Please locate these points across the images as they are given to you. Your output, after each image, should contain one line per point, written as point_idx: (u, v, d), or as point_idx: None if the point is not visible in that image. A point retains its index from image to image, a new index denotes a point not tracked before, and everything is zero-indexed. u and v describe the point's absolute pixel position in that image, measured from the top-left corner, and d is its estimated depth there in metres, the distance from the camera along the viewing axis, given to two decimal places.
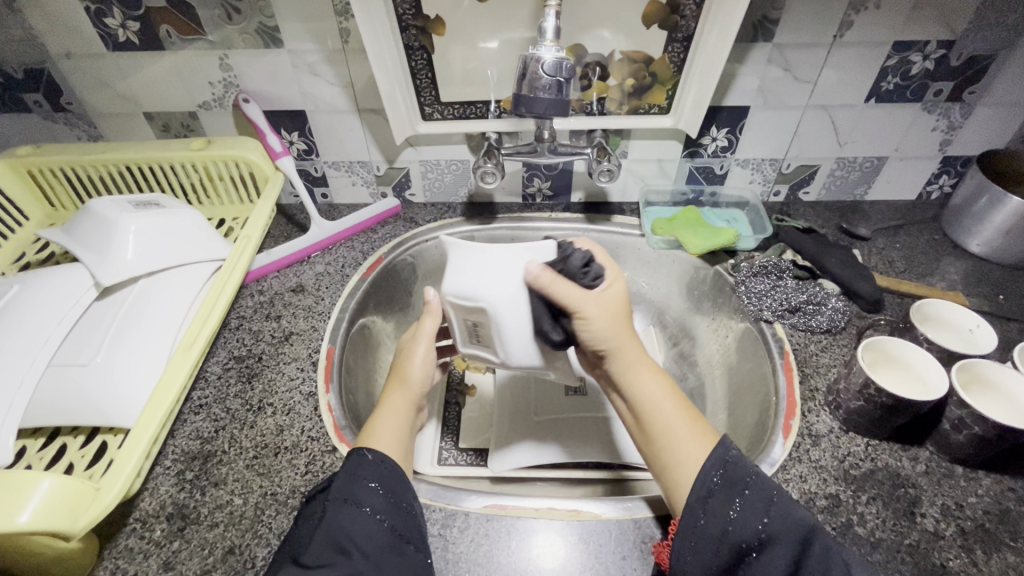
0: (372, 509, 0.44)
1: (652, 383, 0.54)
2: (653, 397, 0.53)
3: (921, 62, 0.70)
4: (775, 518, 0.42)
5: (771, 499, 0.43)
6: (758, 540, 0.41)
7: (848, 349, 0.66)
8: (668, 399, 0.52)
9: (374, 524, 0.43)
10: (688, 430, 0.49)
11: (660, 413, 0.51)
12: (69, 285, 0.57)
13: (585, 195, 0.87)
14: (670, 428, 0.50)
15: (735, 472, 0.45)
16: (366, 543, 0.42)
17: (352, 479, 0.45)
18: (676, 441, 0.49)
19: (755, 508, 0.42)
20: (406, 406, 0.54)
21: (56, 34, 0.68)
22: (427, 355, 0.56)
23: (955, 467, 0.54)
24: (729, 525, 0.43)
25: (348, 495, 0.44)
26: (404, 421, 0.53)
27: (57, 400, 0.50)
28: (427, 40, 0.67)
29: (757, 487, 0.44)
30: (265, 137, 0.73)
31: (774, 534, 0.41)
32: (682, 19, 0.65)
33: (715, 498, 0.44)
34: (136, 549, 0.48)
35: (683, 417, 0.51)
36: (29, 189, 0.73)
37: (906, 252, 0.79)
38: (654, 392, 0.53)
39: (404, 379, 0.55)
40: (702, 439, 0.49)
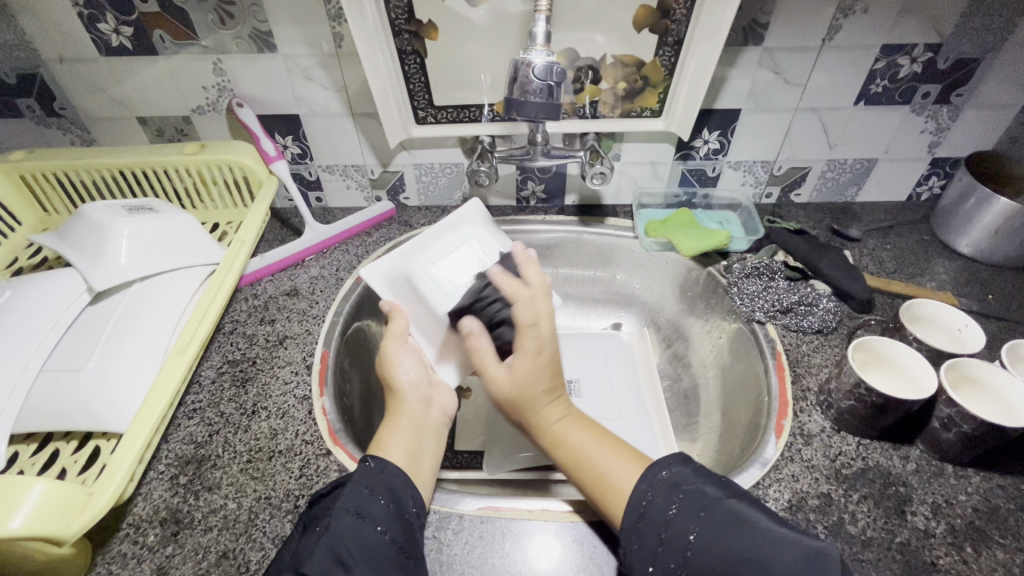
0: (374, 522, 0.43)
1: (571, 422, 0.53)
2: (565, 438, 0.52)
3: (909, 65, 0.71)
4: (704, 529, 0.41)
5: (701, 513, 0.42)
6: (686, 557, 0.40)
7: (840, 349, 0.66)
8: (594, 441, 0.51)
9: (374, 536, 0.42)
10: (615, 456, 0.50)
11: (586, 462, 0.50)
12: (63, 290, 0.57)
13: (578, 197, 0.88)
14: (592, 465, 0.50)
15: (664, 491, 0.44)
16: (363, 560, 0.41)
17: (356, 490, 0.45)
18: (595, 472, 0.49)
19: (686, 521, 0.42)
20: (412, 417, 0.55)
21: (49, 38, 0.68)
22: (406, 356, 0.57)
23: (945, 466, 0.54)
24: (659, 546, 0.42)
25: (353, 506, 0.44)
26: (410, 430, 0.53)
27: (51, 405, 0.50)
28: (420, 45, 0.68)
29: (690, 501, 0.43)
30: (259, 141, 0.73)
31: (704, 547, 0.40)
32: (673, 23, 0.66)
33: (647, 520, 0.44)
34: (130, 554, 0.48)
35: (609, 452, 0.50)
36: (21, 194, 0.73)
37: (896, 252, 0.80)
38: (574, 433, 0.52)
39: (397, 393, 0.56)
40: (626, 464, 0.49)
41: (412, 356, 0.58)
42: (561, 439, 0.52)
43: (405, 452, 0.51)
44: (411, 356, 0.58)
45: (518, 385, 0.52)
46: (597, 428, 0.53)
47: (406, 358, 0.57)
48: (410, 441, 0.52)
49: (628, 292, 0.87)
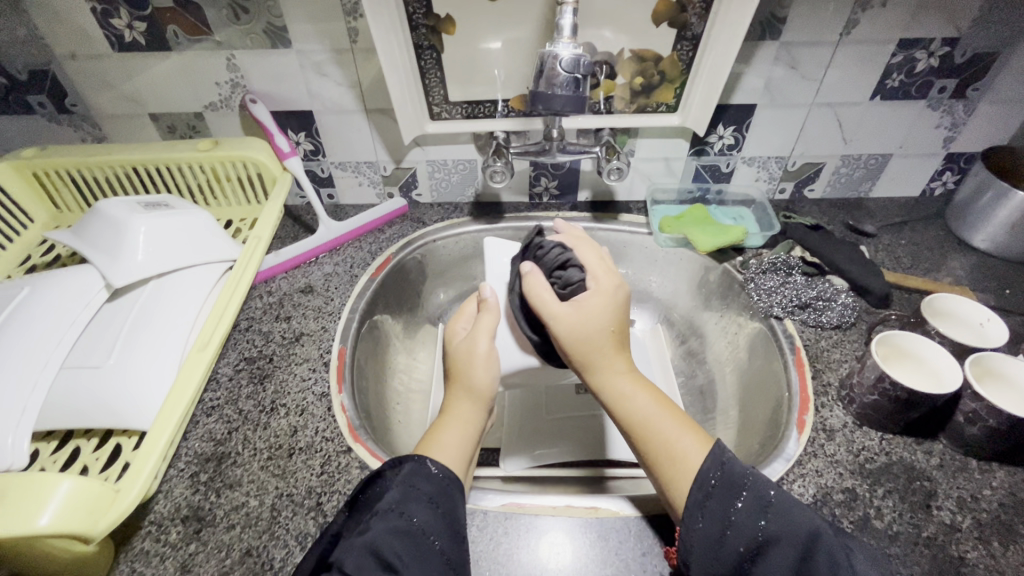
0: (425, 531, 0.42)
1: (638, 386, 0.52)
2: (630, 401, 0.51)
3: (926, 59, 0.71)
4: (775, 520, 0.40)
5: (770, 500, 0.41)
6: (756, 541, 0.40)
7: (859, 344, 0.66)
8: (659, 410, 0.50)
9: (427, 546, 0.42)
10: (683, 432, 0.48)
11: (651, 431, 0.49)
12: (81, 287, 0.57)
13: (591, 194, 0.88)
14: (658, 436, 0.49)
15: (733, 475, 0.43)
16: (415, 562, 0.40)
17: (411, 492, 0.44)
18: (663, 444, 0.48)
19: (753, 507, 0.41)
20: (471, 412, 0.54)
21: (61, 34, 0.67)
22: (486, 358, 0.55)
23: (969, 460, 0.54)
24: (728, 529, 0.41)
25: (401, 507, 0.43)
26: (468, 427, 0.53)
27: (71, 402, 0.50)
28: (436, 40, 0.67)
29: (756, 491, 0.42)
30: (273, 137, 0.73)
31: (776, 535, 0.39)
32: (690, 18, 0.65)
33: (714, 501, 0.42)
34: (153, 552, 0.48)
35: (675, 426, 0.49)
36: (34, 191, 0.72)
37: (911, 248, 0.80)
38: (639, 401, 0.51)
39: (465, 385, 0.55)
40: (693, 441, 0.48)
41: (490, 360, 0.56)
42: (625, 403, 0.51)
43: (460, 452, 0.50)
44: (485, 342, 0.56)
45: (586, 329, 0.53)
46: (665, 400, 0.52)
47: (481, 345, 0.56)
48: (465, 440, 0.52)
49: (641, 289, 0.87)
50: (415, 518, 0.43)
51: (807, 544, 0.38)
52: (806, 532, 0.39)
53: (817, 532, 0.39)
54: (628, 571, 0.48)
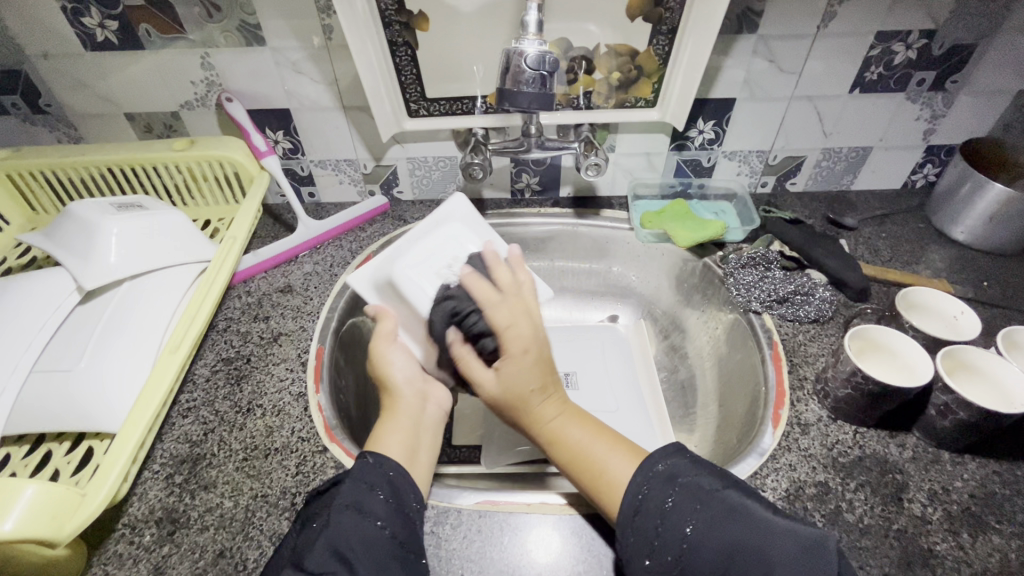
0: (373, 516, 0.43)
1: (566, 418, 0.51)
2: (564, 434, 0.51)
3: (904, 51, 0.71)
4: (702, 522, 0.41)
5: (697, 505, 0.42)
6: (682, 549, 0.41)
7: (836, 338, 0.66)
8: (590, 437, 0.50)
9: (374, 531, 0.43)
10: (612, 453, 0.49)
11: (580, 460, 0.49)
12: (54, 289, 0.57)
13: (574, 189, 0.87)
14: (590, 463, 0.49)
15: (659, 487, 0.44)
16: (366, 553, 0.41)
17: (363, 488, 0.45)
18: (593, 472, 0.48)
19: (688, 511, 0.42)
20: (407, 411, 0.53)
21: (33, 35, 0.67)
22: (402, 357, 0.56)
23: (942, 453, 0.54)
24: (655, 540, 0.42)
25: (355, 502, 0.44)
26: (409, 424, 0.53)
27: (42, 406, 0.50)
28: (411, 36, 0.67)
29: (686, 492, 0.43)
30: (249, 136, 0.72)
31: (699, 540, 0.41)
32: (667, 11, 0.65)
33: (642, 514, 0.44)
34: (126, 555, 0.48)
35: (604, 448, 0.49)
36: (8, 193, 0.71)
37: (892, 241, 0.80)
38: (571, 432, 0.50)
39: (390, 389, 0.54)
40: (623, 457, 0.48)
41: (404, 356, 0.56)
42: (561, 437, 0.51)
43: (405, 445, 0.51)
44: (402, 353, 0.56)
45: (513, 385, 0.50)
46: (587, 418, 0.52)
47: (398, 356, 0.56)
48: (406, 430, 0.52)
49: (624, 284, 0.87)
50: (371, 509, 0.44)
51: (753, 536, 0.40)
52: (733, 539, 0.40)
53: (750, 537, 0.40)
54: (601, 566, 0.48)
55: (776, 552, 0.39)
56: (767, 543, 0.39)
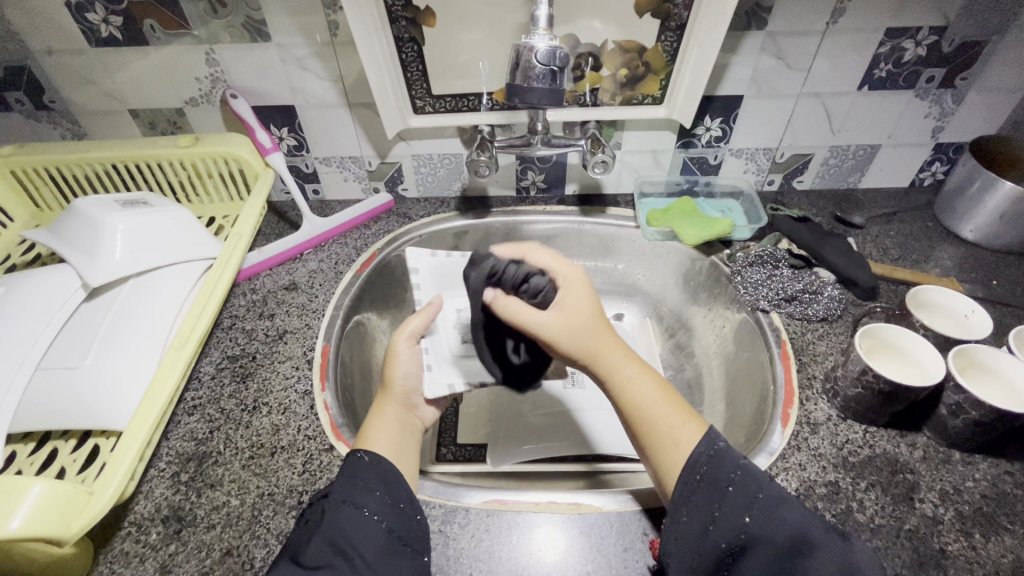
0: (369, 509, 0.43)
1: (636, 368, 0.52)
2: (633, 385, 0.51)
3: (914, 48, 0.70)
4: (758, 513, 0.41)
5: (756, 495, 0.42)
6: (740, 539, 0.40)
7: (844, 337, 0.66)
8: (657, 395, 0.51)
9: (370, 525, 0.43)
10: (678, 418, 0.49)
11: (649, 415, 0.50)
12: (59, 286, 0.56)
13: (579, 187, 0.87)
14: (658, 422, 0.49)
15: (721, 468, 0.44)
16: (368, 549, 0.41)
17: (355, 481, 0.45)
18: (660, 429, 0.49)
19: (754, 500, 0.41)
20: (391, 406, 0.56)
21: (36, 30, 0.66)
22: (409, 358, 0.59)
23: (952, 452, 0.54)
24: (711, 526, 0.42)
25: (349, 496, 0.44)
26: (393, 421, 0.55)
27: (47, 403, 0.49)
28: (417, 32, 0.66)
29: (746, 480, 0.43)
30: (254, 133, 0.72)
31: (756, 533, 0.40)
32: (675, 7, 0.64)
33: (700, 494, 0.43)
34: (132, 553, 0.47)
35: (672, 411, 0.50)
36: (12, 189, 0.71)
37: (900, 239, 0.79)
38: (641, 385, 0.51)
39: (385, 386, 0.57)
40: (694, 430, 0.48)
41: (414, 360, 0.59)
42: (628, 391, 0.51)
43: (391, 440, 0.52)
44: (411, 357, 0.59)
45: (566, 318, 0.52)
46: (662, 385, 0.52)
47: (406, 357, 0.59)
48: (391, 425, 0.54)
49: (630, 283, 0.87)
50: (366, 507, 0.43)
51: (796, 542, 0.39)
52: (795, 531, 0.39)
53: (805, 530, 0.39)
54: (611, 566, 0.48)
55: (846, 552, 0.38)
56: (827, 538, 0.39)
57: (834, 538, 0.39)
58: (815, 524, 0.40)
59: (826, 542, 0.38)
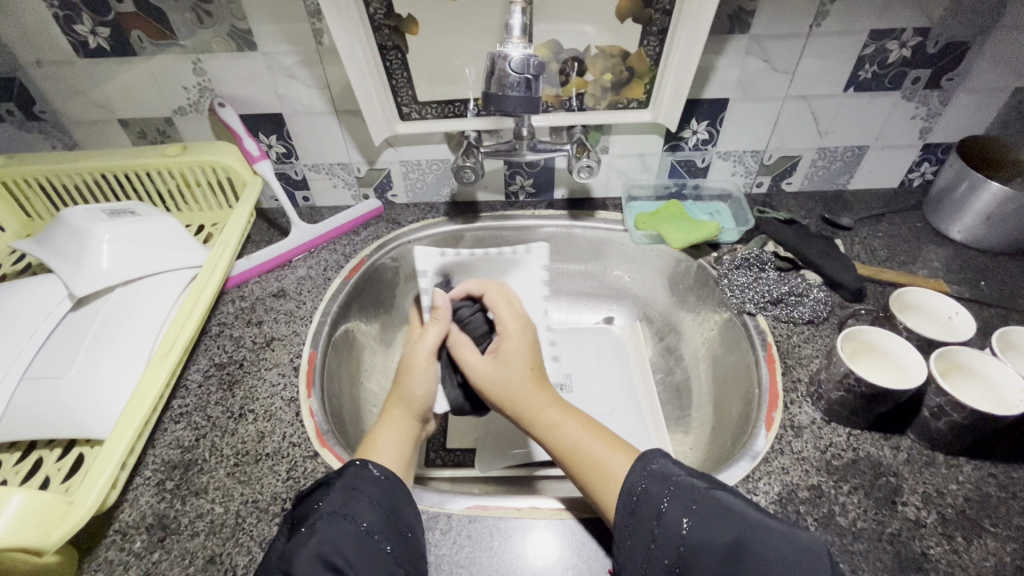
0: (368, 526, 0.43)
1: (564, 412, 0.54)
2: (561, 428, 0.53)
3: (898, 50, 0.70)
4: (695, 522, 0.41)
5: (691, 505, 0.42)
6: (681, 551, 0.40)
7: (831, 339, 0.66)
8: (590, 434, 0.52)
9: (372, 545, 0.43)
10: (611, 449, 0.50)
11: (581, 452, 0.51)
12: (45, 296, 0.57)
13: (568, 191, 0.87)
14: (590, 457, 0.50)
15: (655, 486, 0.44)
16: (362, 563, 0.41)
17: (351, 496, 0.45)
18: (590, 465, 0.50)
19: (693, 509, 0.42)
20: (405, 419, 0.56)
21: (25, 42, 0.67)
22: (426, 372, 0.58)
23: (936, 455, 0.54)
24: (653, 542, 0.42)
25: (344, 511, 0.44)
26: (407, 434, 0.55)
27: (31, 413, 0.50)
28: (401, 40, 0.67)
29: (680, 490, 0.43)
30: (242, 141, 0.72)
31: (694, 544, 0.40)
32: (656, 12, 0.65)
33: (638, 513, 0.44)
34: (117, 561, 0.48)
35: (603, 445, 0.51)
36: (2, 199, 0.72)
37: (888, 240, 0.79)
38: (568, 425, 0.53)
39: (404, 396, 0.57)
40: (623, 457, 0.50)
41: (430, 375, 0.58)
42: (557, 433, 0.53)
43: (396, 453, 0.52)
44: (427, 372, 0.58)
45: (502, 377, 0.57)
46: (594, 424, 0.54)
47: (424, 371, 0.58)
48: (404, 441, 0.54)
49: (619, 286, 0.87)
50: (365, 522, 0.44)
51: (728, 548, 0.39)
52: (729, 537, 0.39)
53: (739, 537, 0.39)
54: (591, 572, 0.48)
55: (775, 551, 0.38)
56: (759, 536, 0.39)
57: (772, 543, 0.38)
58: (755, 525, 0.39)
59: (758, 542, 0.38)
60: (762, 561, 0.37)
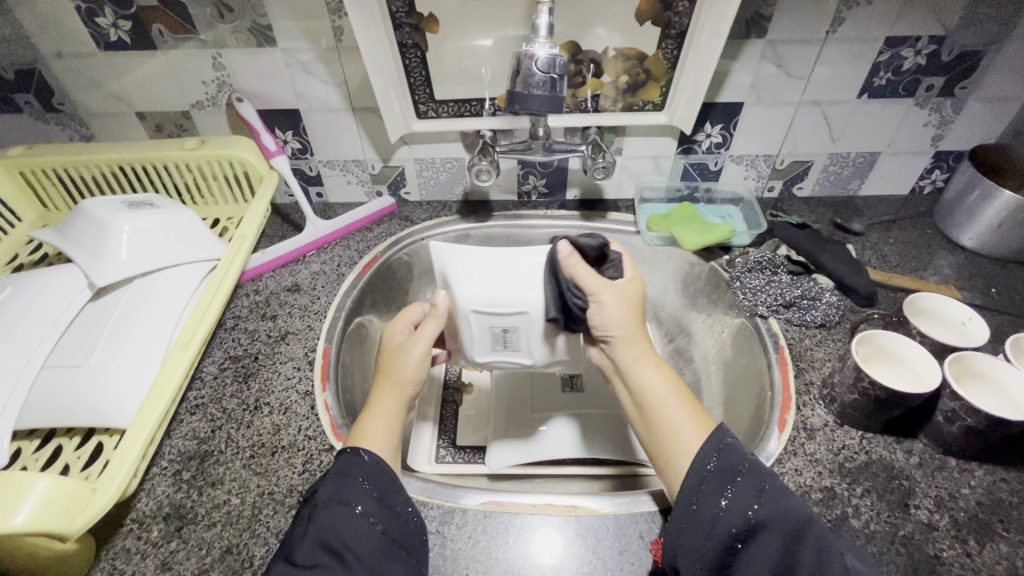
0: (366, 514, 0.44)
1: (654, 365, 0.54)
2: (646, 381, 0.54)
3: (913, 57, 0.71)
4: (734, 492, 0.43)
5: (735, 476, 0.44)
6: (716, 515, 0.43)
7: (842, 343, 0.66)
8: (671, 389, 0.53)
9: (367, 527, 0.43)
10: (689, 421, 0.50)
11: (661, 405, 0.52)
12: (65, 286, 0.57)
13: (580, 192, 0.88)
14: (667, 419, 0.51)
15: (705, 452, 0.46)
16: (360, 547, 0.42)
17: (346, 480, 0.45)
18: (669, 434, 0.50)
19: (744, 496, 0.42)
20: (396, 406, 0.53)
21: (47, 34, 0.67)
22: (420, 358, 0.54)
23: (948, 459, 0.54)
24: (693, 505, 0.44)
25: (340, 496, 0.44)
26: (395, 422, 0.52)
27: (51, 401, 0.50)
28: (421, 38, 0.67)
29: (728, 463, 0.44)
30: (259, 136, 0.73)
31: (729, 510, 0.42)
32: (675, 16, 0.65)
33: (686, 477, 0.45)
34: (134, 550, 0.48)
35: (683, 413, 0.51)
36: (19, 189, 0.72)
37: (899, 246, 0.80)
38: (652, 377, 0.53)
39: (395, 379, 0.54)
40: (698, 429, 0.49)
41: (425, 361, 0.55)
42: (642, 388, 0.54)
43: (384, 443, 0.50)
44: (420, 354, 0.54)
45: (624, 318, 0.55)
46: (677, 384, 0.53)
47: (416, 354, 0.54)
48: (393, 428, 0.52)
49: None
50: (360, 505, 0.44)
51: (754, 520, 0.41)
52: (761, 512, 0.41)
53: (772, 511, 0.41)
54: (605, 569, 0.48)
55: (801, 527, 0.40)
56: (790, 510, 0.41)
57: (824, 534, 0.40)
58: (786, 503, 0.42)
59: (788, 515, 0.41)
60: (786, 534, 0.40)
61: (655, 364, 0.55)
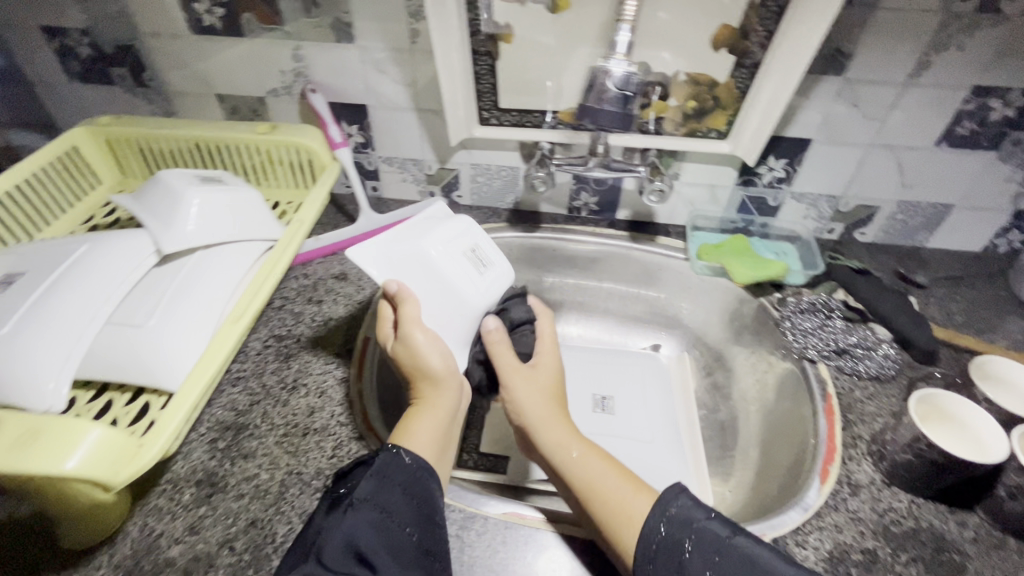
0: (402, 522, 0.44)
1: (584, 449, 0.54)
2: (577, 462, 0.53)
3: (1001, 109, 0.67)
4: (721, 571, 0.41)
5: (714, 555, 0.42)
6: None
7: (896, 399, 0.63)
8: (608, 470, 0.51)
9: (402, 536, 0.43)
10: (627, 491, 0.49)
11: (596, 486, 0.50)
12: (132, 249, 0.59)
13: (631, 213, 0.87)
14: (603, 495, 0.49)
15: (676, 530, 0.45)
16: (390, 556, 0.41)
17: (384, 483, 0.45)
18: (610, 506, 0.48)
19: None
20: (443, 400, 0.53)
21: (147, 14, 0.72)
22: (430, 342, 0.53)
23: (1007, 539, 0.50)
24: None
25: (376, 500, 0.44)
26: (442, 414, 0.52)
27: (112, 356, 0.53)
28: (494, 47, 0.68)
29: (700, 541, 0.43)
30: (327, 127, 0.77)
31: None
32: (752, 46, 0.64)
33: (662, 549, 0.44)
34: (166, 509, 0.50)
35: (618, 484, 0.50)
36: (103, 155, 0.77)
37: (966, 305, 0.75)
38: (590, 461, 0.52)
39: (428, 374, 0.53)
40: (643, 499, 0.48)
41: (437, 342, 0.54)
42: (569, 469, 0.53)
43: (431, 441, 0.50)
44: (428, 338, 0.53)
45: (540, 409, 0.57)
46: (616, 464, 0.53)
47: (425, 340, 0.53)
48: (438, 425, 0.51)
49: (673, 314, 0.85)
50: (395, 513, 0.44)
51: None
52: None
53: None
54: None
55: None
56: None
57: None
58: None
59: None
60: None
61: (584, 450, 0.54)
